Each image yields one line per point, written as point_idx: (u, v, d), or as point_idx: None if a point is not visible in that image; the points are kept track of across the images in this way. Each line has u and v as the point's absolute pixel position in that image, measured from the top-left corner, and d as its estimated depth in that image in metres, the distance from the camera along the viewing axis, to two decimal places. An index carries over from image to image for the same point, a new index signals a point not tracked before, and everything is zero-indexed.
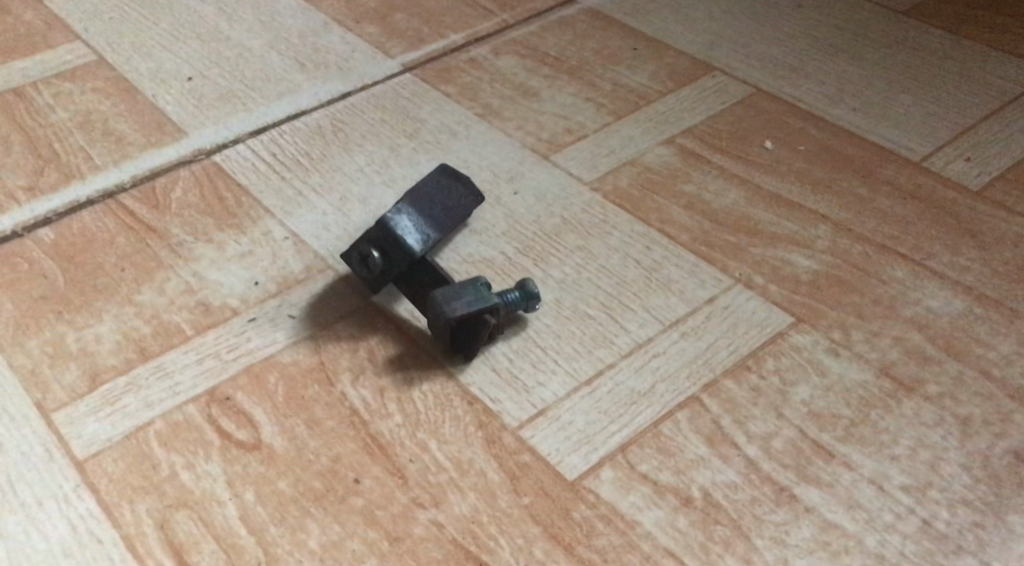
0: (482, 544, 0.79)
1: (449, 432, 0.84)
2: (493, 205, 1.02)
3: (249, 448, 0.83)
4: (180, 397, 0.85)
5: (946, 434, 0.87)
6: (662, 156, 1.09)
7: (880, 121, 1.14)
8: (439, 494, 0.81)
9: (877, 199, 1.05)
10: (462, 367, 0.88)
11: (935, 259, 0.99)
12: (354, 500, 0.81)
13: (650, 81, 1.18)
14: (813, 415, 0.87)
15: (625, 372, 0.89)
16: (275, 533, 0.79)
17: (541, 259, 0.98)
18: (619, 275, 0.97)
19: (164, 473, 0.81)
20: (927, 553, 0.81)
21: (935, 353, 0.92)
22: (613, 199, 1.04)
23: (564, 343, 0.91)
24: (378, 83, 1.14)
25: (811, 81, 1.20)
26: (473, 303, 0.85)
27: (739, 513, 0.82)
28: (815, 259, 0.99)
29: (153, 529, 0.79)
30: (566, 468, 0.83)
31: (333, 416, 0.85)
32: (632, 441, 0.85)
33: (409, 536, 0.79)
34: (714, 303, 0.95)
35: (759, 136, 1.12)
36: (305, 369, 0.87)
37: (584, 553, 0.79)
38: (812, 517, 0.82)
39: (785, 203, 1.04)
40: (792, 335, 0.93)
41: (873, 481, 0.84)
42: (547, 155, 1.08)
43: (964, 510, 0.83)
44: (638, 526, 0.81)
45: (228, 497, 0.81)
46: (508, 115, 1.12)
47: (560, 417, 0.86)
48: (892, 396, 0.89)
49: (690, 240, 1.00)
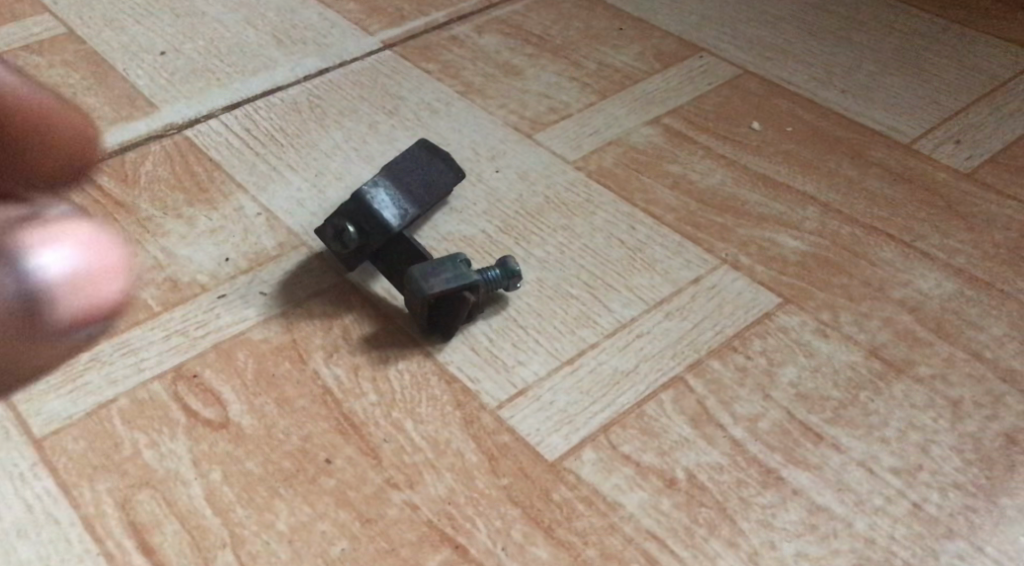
0: (458, 527, 0.76)
1: (425, 411, 0.82)
2: (474, 183, 0.99)
3: (216, 427, 0.80)
4: (145, 374, 0.82)
5: (936, 417, 0.84)
6: (647, 135, 1.06)
7: (868, 103, 1.12)
8: (413, 475, 0.78)
9: (867, 180, 1.03)
10: (440, 345, 0.86)
11: (925, 241, 0.97)
12: (325, 481, 0.78)
13: (636, 61, 1.15)
14: (801, 395, 0.85)
15: (608, 352, 0.86)
16: (242, 514, 0.76)
17: (523, 238, 0.95)
18: (604, 255, 0.94)
19: (126, 452, 0.78)
20: (917, 536, 0.78)
21: (925, 334, 0.89)
22: (598, 178, 1.01)
23: (546, 322, 0.88)
24: (357, 60, 1.12)
25: (800, 63, 1.17)
26: (452, 279, 0.82)
27: (724, 495, 0.79)
28: (803, 239, 0.96)
29: (113, 509, 0.76)
30: (546, 449, 0.80)
31: (305, 395, 0.82)
32: (614, 422, 0.82)
33: (382, 518, 0.76)
34: (699, 284, 0.92)
35: (747, 117, 1.09)
36: (277, 346, 0.85)
37: (565, 536, 0.76)
38: (799, 499, 0.79)
39: (773, 184, 1.02)
40: (778, 315, 0.90)
41: (863, 463, 0.81)
42: (529, 133, 1.05)
43: (955, 493, 0.80)
44: (620, 508, 0.78)
45: (193, 477, 0.77)
46: (490, 93, 1.10)
47: (541, 397, 0.83)
48: (882, 377, 0.86)
49: (675, 220, 0.98)
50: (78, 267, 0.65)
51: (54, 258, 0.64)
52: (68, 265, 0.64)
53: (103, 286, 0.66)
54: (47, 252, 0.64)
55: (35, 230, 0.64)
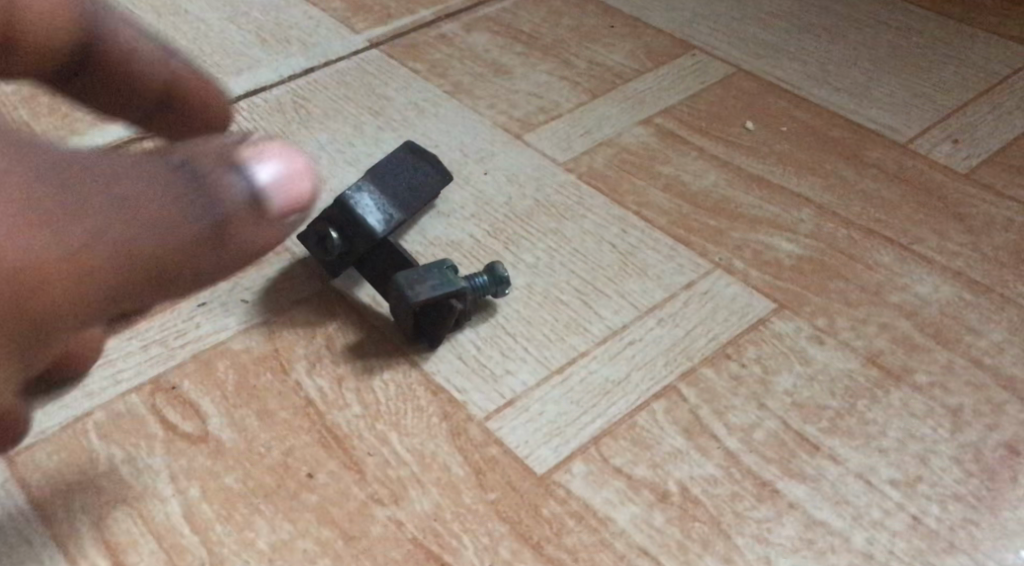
0: (445, 543, 0.74)
1: (411, 423, 0.79)
2: (462, 185, 0.97)
3: (195, 440, 0.78)
4: (122, 385, 0.80)
5: (936, 426, 0.82)
6: (639, 136, 1.04)
7: (864, 101, 1.10)
8: (399, 490, 0.76)
9: (863, 181, 1.01)
10: (427, 354, 0.83)
11: (923, 244, 0.95)
12: (307, 496, 0.76)
13: (628, 60, 1.13)
14: (797, 405, 0.83)
15: (599, 361, 0.84)
16: (221, 531, 0.74)
17: (512, 242, 0.93)
18: (595, 259, 0.92)
19: (101, 467, 0.76)
20: (916, 551, 0.76)
21: (923, 340, 0.87)
22: (588, 180, 0.99)
23: (535, 330, 0.86)
24: (342, 59, 1.09)
25: (794, 61, 1.15)
26: (438, 286, 0.80)
27: (718, 509, 0.77)
28: (798, 243, 0.94)
29: (87, 528, 0.73)
30: (535, 462, 0.78)
31: (287, 406, 0.80)
32: (605, 433, 0.80)
33: (366, 534, 0.74)
34: (692, 289, 0.90)
35: (741, 117, 1.07)
36: (258, 356, 0.82)
37: (554, 552, 0.74)
38: (795, 513, 0.77)
39: (768, 186, 0.99)
40: (773, 321, 0.88)
41: (860, 475, 0.79)
42: (518, 134, 1.03)
43: (955, 506, 0.78)
44: (612, 523, 0.76)
45: (170, 494, 0.75)
46: (478, 93, 1.07)
47: (530, 408, 0.81)
48: (879, 385, 0.84)
49: (668, 223, 0.95)
50: (289, 176, 0.67)
51: (265, 171, 0.66)
52: (275, 179, 0.66)
53: (302, 192, 0.67)
54: (258, 163, 0.66)
55: (251, 144, 0.66)
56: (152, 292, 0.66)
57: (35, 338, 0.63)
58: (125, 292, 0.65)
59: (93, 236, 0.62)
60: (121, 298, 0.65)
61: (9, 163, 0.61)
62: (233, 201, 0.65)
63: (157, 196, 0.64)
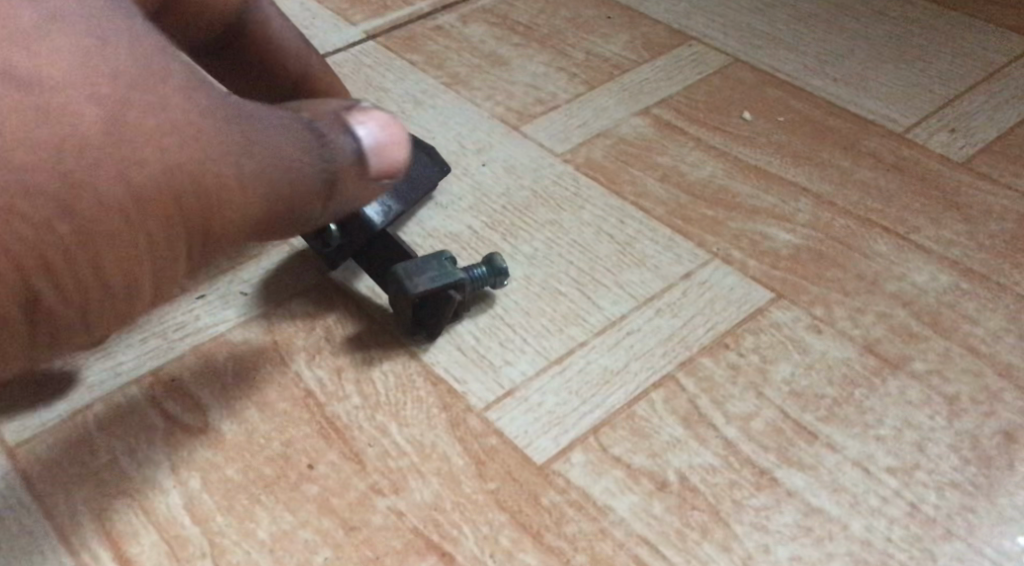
0: (445, 533, 0.74)
1: (410, 414, 0.80)
2: (460, 177, 0.97)
3: (195, 432, 0.78)
4: (122, 377, 0.81)
5: (933, 414, 0.82)
6: (637, 127, 1.04)
7: (861, 91, 1.10)
8: (399, 480, 0.76)
9: (860, 171, 1.01)
10: (426, 346, 0.84)
11: (920, 233, 0.95)
12: (308, 487, 0.76)
13: (625, 50, 1.13)
14: (794, 394, 0.83)
15: (598, 351, 0.85)
16: (221, 522, 0.74)
17: (510, 233, 0.93)
18: (593, 250, 0.92)
19: (102, 459, 0.76)
20: (914, 538, 0.76)
21: (920, 329, 0.88)
22: (586, 171, 0.99)
23: (534, 321, 0.86)
24: (339, 52, 1.10)
25: (790, 51, 1.15)
26: (437, 277, 0.81)
27: (717, 497, 0.77)
28: (796, 232, 0.95)
29: (88, 519, 0.74)
30: (535, 451, 0.79)
31: (287, 398, 0.80)
32: (604, 423, 0.80)
33: (366, 525, 0.75)
34: (690, 279, 0.90)
35: (738, 107, 1.07)
36: (258, 348, 0.83)
37: (554, 541, 0.75)
38: (794, 501, 0.77)
39: (765, 175, 1.00)
40: (771, 311, 0.88)
41: (858, 463, 0.79)
42: (516, 125, 1.03)
43: (953, 493, 0.78)
44: (611, 512, 0.76)
45: (171, 485, 0.75)
46: (476, 84, 1.07)
47: (529, 398, 0.81)
48: (877, 374, 0.84)
49: (665, 213, 0.96)
50: (386, 140, 0.74)
51: (367, 136, 0.73)
52: (375, 143, 0.73)
53: (397, 157, 0.75)
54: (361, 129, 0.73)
55: (355, 111, 0.74)
56: (259, 231, 0.72)
57: (162, 254, 0.67)
58: (243, 227, 0.70)
59: (250, 171, 0.69)
60: (237, 231, 0.70)
61: (175, 94, 0.65)
62: (350, 157, 0.73)
63: (295, 144, 0.71)
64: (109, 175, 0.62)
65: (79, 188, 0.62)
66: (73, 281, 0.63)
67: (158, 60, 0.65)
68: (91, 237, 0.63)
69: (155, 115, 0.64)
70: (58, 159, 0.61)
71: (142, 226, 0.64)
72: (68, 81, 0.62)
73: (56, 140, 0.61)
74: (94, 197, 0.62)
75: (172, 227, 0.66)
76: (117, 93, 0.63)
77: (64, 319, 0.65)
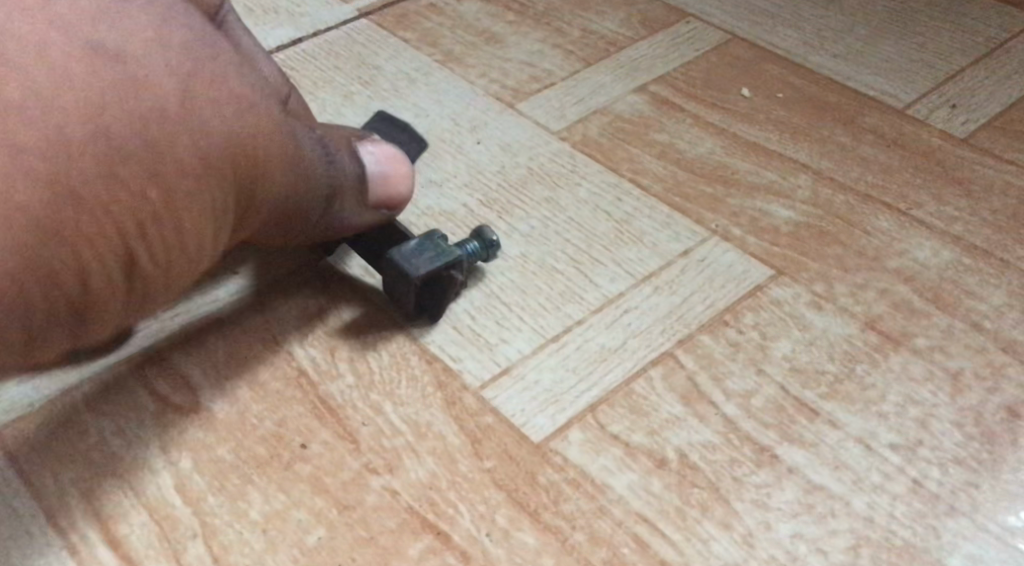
0: (440, 513, 0.73)
1: (405, 393, 0.78)
2: (454, 155, 0.96)
3: (186, 412, 0.77)
4: (112, 357, 0.79)
5: (935, 390, 0.81)
6: (634, 104, 1.03)
7: (860, 66, 1.08)
8: (393, 459, 0.75)
9: (860, 147, 0.99)
10: (423, 326, 0.82)
11: (922, 209, 0.94)
12: (301, 467, 0.75)
13: (621, 27, 1.12)
14: (795, 370, 0.82)
15: (596, 329, 0.83)
16: (213, 502, 0.73)
17: (505, 211, 0.91)
18: (590, 228, 0.91)
19: (92, 440, 0.75)
20: (917, 514, 0.75)
21: (922, 305, 0.86)
22: (582, 148, 0.98)
23: (530, 299, 0.85)
24: (332, 30, 1.08)
25: (789, 27, 1.14)
26: (436, 258, 0.79)
27: (717, 475, 0.76)
28: (795, 209, 0.93)
29: (77, 500, 0.72)
30: (531, 430, 0.77)
31: (279, 378, 0.79)
32: (602, 401, 0.79)
33: (360, 505, 0.73)
34: (688, 256, 0.89)
35: (736, 83, 1.06)
36: (250, 328, 0.82)
37: (551, 520, 0.73)
38: (795, 478, 0.76)
39: (763, 152, 0.98)
40: (771, 288, 0.87)
41: (860, 440, 0.78)
42: (511, 103, 1.02)
43: (956, 469, 0.77)
44: (609, 490, 0.75)
45: (162, 465, 0.74)
46: (470, 62, 1.06)
47: (525, 376, 0.80)
48: (878, 350, 0.83)
49: (663, 190, 0.94)
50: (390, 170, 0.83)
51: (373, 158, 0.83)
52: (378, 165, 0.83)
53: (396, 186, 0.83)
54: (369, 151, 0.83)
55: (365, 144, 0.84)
56: (285, 217, 0.75)
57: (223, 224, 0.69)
58: (270, 207, 0.73)
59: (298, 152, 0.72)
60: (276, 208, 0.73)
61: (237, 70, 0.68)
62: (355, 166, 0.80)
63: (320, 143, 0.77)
64: (186, 138, 0.64)
65: (165, 153, 0.63)
66: (161, 240, 0.64)
67: (212, 37, 0.68)
68: (174, 199, 0.64)
69: (220, 90, 0.66)
70: (144, 124, 0.63)
71: (212, 192, 0.66)
72: (147, 54, 0.64)
73: (140, 110, 0.63)
74: (175, 162, 0.64)
75: (234, 199, 0.68)
76: (190, 68, 0.65)
77: (148, 286, 0.66)
